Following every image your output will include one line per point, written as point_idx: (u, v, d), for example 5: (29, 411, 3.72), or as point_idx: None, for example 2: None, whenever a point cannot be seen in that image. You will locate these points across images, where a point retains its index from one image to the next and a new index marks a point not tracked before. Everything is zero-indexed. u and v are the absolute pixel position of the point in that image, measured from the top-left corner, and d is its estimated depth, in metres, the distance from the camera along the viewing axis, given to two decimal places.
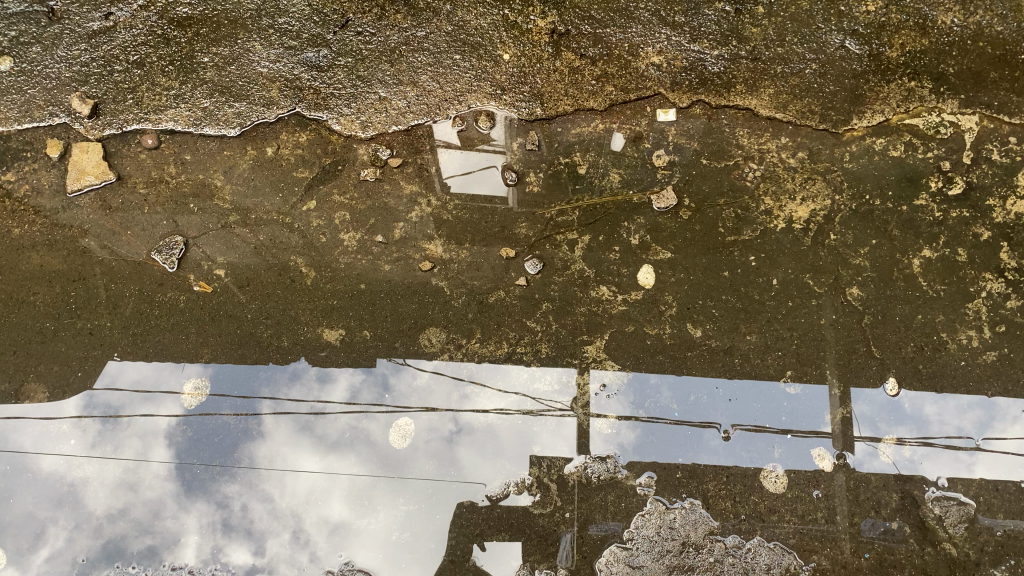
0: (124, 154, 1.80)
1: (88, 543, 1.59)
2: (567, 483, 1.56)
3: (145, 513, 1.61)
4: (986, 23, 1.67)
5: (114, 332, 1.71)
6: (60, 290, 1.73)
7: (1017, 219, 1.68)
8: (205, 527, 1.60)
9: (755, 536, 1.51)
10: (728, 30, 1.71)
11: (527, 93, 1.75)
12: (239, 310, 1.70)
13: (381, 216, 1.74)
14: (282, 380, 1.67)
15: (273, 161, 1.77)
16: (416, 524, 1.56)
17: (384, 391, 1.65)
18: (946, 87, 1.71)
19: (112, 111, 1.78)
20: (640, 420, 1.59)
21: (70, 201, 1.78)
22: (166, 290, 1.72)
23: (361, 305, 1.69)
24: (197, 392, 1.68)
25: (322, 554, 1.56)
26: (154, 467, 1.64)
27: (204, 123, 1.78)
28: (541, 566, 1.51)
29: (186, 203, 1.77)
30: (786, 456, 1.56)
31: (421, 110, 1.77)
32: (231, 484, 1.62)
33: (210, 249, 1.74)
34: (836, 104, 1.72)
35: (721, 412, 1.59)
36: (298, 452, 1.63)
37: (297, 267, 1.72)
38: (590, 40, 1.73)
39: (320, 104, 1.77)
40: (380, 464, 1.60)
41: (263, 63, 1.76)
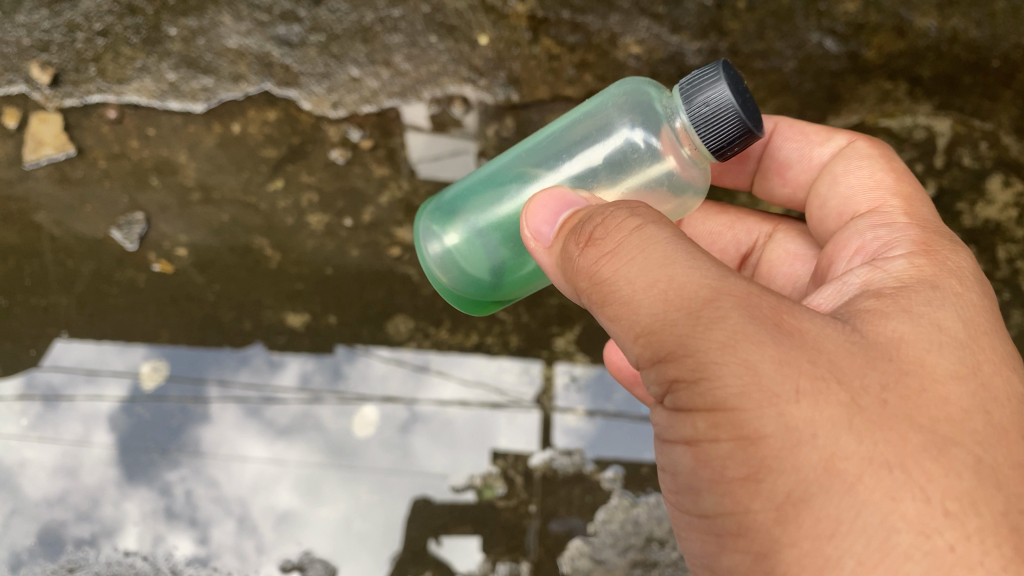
0: (85, 126, 1.71)
1: (29, 529, 1.55)
2: (532, 478, 1.58)
3: (85, 500, 1.56)
4: (962, 29, 1.71)
5: (69, 310, 1.65)
6: (14, 264, 1.66)
7: (986, 224, 1.70)
8: (148, 514, 1.56)
9: (575, 539, 1.54)
10: (709, 23, 1.70)
11: (504, 77, 1.72)
12: (200, 292, 1.65)
13: (350, 199, 1.69)
14: (230, 364, 1.63)
15: (239, 139, 1.71)
16: (375, 515, 1.55)
17: (336, 377, 1.63)
18: (920, 89, 1.74)
19: (73, 81, 1.70)
20: (582, 414, 1.63)
21: (26, 173, 1.70)
22: (124, 269, 1.66)
23: (327, 290, 1.66)
24: (154, 374, 1.63)
25: (269, 544, 1.54)
26: (96, 452, 1.59)
27: (169, 97, 1.71)
28: (504, 559, 1.53)
29: (147, 177, 1.70)
30: (594, 443, 1.61)
31: (394, 91, 1.72)
32: (175, 471, 1.58)
33: (172, 228, 1.68)
34: (813, 102, 1.73)
35: (526, 440, 1.60)
36: (246, 439, 1.60)
37: (261, 249, 1.67)
38: (569, 27, 1.70)
39: (289, 81, 1.70)
40: (332, 452, 1.59)
41: (232, 37, 1.69)
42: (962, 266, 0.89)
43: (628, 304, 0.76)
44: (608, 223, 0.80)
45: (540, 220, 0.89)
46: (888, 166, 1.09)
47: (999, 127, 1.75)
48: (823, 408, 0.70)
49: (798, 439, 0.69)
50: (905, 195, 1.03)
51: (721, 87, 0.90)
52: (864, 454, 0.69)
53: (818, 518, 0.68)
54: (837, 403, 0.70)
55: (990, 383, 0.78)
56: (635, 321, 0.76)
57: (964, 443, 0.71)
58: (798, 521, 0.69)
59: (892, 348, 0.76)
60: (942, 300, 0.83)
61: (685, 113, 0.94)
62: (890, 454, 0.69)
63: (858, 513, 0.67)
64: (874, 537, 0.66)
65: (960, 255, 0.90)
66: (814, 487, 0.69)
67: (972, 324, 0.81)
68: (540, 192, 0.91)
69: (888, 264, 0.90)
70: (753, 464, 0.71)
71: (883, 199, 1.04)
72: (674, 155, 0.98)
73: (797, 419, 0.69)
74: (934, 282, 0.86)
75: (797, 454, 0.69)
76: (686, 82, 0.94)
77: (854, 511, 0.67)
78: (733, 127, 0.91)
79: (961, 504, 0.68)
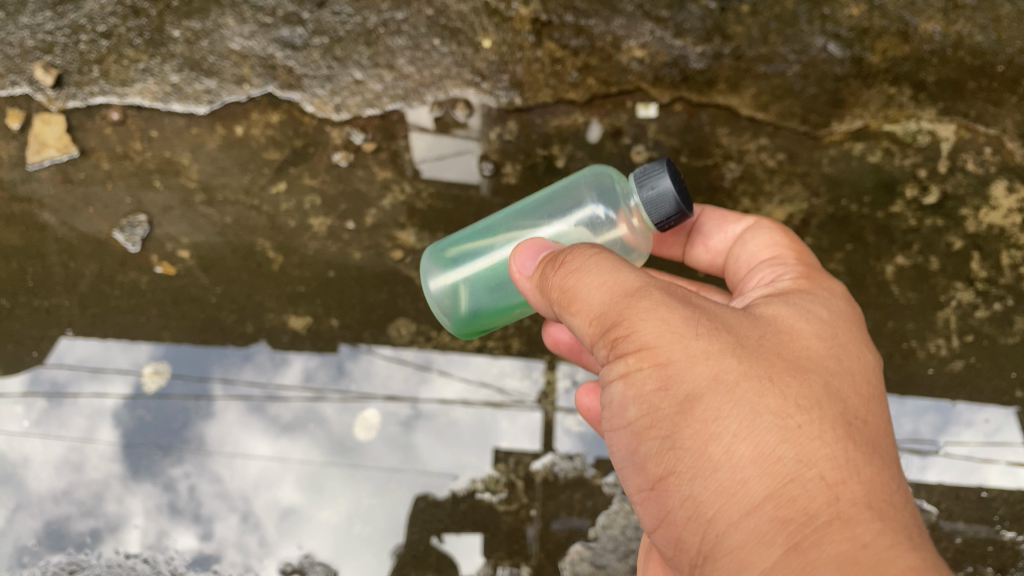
0: (88, 128, 1.71)
1: (33, 524, 1.55)
2: (533, 481, 1.58)
3: (88, 495, 1.56)
4: (966, 32, 1.71)
5: (72, 311, 1.65)
6: (17, 266, 1.66)
7: (989, 230, 1.71)
8: (151, 510, 1.56)
9: (576, 542, 1.55)
10: (712, 27, 1.70)
11: (507, 81, 1.72)
12: (203, 293, 1.65)
13: (353, 202, 1.69)
14: (234, 361, 1.64)
15: (242, 141, 1.71)
16: (377, 513, 1.56)
17: (340, 375, 1.63)
18: (924, 95, 1.73)
19: (77, 83, 1.70)
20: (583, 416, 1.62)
21: (30, 173, 1.71)
22: (127, 271, 1.66)
23: (329, 293, 1.66)
24: (157, 373, 1.63)
25: (272, 540, 1.55)
26: (100, 447, 1.59)
27: (173, 99, 1.71)
28: (504, 563, 1.54)
29: (150, 179, 1.71)
30: (594, 446, 1.61)
31: (397, 94, 1.72)
32: (178, 467, 1.58)
33: (174, 229, 1.68)
34: (817, 106, 1.72)
35: (528, 439, 1.60)
36: (249, 435, 1.60)
37: (264, 251, 1.67)
38: (573, 30, 1.70)
39: (292, 84, 1.70)
40: (335, 449, 1.59)
41: (236, 39, 1.69)
42: (836, 287, 1.08)
43: (582, 283, 0.93)
44: (574, 248, 0.97)
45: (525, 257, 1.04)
46: (779, 230, 1.24)
47: (1003, 133, 1.74)
48: (717, 347, 0.88)
49: (697, 362, 0.87)
50: (797, 248, 1.19)
51: (664, 180, 1.05)
52: (744, 372, 0.87)
53: (708, 420, 0.85)
54: (725, 340, 0.89)
55: (859, 347, 0.97)
56: (591, 306, 0.93)
57: (824, 376, 0.91)
58: (692, 422, 0.86)
59: (773, 325, 0.96)
60: (818, 301, 1.03)
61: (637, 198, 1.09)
62: (765, 373, 0.87)
63: (740, 415, 0.85)
64: (748, 431, 0.84)
65: (834, 283, 1.09)
66: (705, 397, 0.86)
67: (840, 315, 1.01)
68: (526, 240, 1.06)
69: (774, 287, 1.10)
70: (664, 384, 0.88)
71: (779, 251, 1.20)
72: (625, 223, 1.15)
73: (697, 354, 0.87)
74: (809, 291, 1.05)
75: (696, 377, 0.87)
76: (639, 172, 1.09)
77: (735, 413, 0.85)
78: (671, 210, 1.06)
79: (818, 412, 0.86)
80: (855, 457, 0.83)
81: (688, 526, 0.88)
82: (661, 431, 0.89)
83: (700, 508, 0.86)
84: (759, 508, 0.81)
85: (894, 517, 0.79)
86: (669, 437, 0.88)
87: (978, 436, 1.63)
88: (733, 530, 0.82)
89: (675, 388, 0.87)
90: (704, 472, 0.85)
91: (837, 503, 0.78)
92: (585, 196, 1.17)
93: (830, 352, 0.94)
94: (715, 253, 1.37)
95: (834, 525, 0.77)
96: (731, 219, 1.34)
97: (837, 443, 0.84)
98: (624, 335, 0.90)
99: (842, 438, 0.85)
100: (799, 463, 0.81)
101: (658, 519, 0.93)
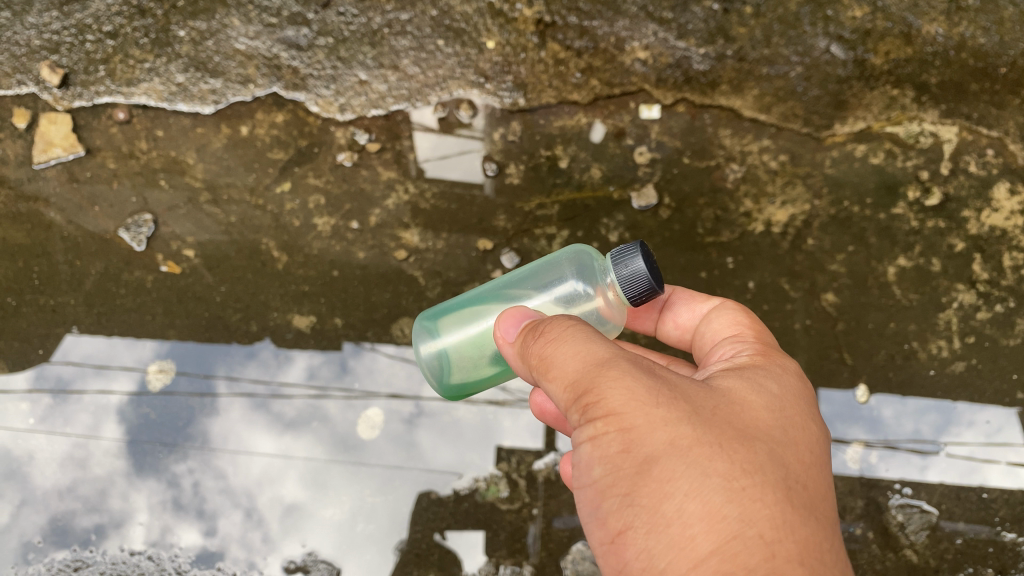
0: (94, 127, 1.72)
1: (38, 520, 1.56)
2: (535, 480, 1.59)
3: (94, 491, 1.58)
4: (969, 35, 1.73)
5: (78, 309, 1.66)
6: (23, 264, 1.67)
7: (991, 231, 1.71)
8: (155, 506, 1.57)
9: (578, 541, 1.56)
10: (715, 29, 1.71)
11: (511, 82, 1.72)
12: (208, 292, 1.66)
13: (357, 202, 1.70)
14: (238, 358, 1.65)
15: (247, 141, 1.72)
16: (380, 512, 1.57)
17: (344, 372, 1.63)
18: (927, 97, 1.73)
19: (83, 82, 1.71)
20: None
21: (36, 173, 1.72)
22: (133, 270, 1.67)
23: (333, 293, 1.67)
24: (162, 371, 1.64)
25: (275, 537, 1.56)
26: (105, 443, 1.60)
27: (178, 98, 1.72)
28: (506, 562, 1.55)
29: (156, 178, 1.72)
30: None
31: (401, 95, 1.72)
32: (183, 463, 1.60)
33: (180, 229, 1.69)
34: (819, 108, 1.73)
35: (531, 438, 1.61)
36: (253, 432, 1.61)
37: (268, 250, 1.68)
38: (577, 32, 1.71)
39: (297, 84, 1.71)
40: (338, 446, 1.60)
41: (241, 39, 1.70)
42: (791, 364, 1.07)
43: (558, 350, 0.93)
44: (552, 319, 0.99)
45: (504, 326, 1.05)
46: (744, 311, 1.21)
47: (1006, 135, 1.74)
48: (675, 412, 0.87)
49: (656, 425, 0.85)
50: (757, 328, 1.16)
51: (637, 260, 1.06)
52: (698, 438, 0.85)
53: (662, 480, 0.83)
54: (684, 407, 0.88)
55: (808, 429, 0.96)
56: (564, 367, 0.92)
57: (773, 444, 0.90)
58: (648, 483, 0.84)
59: (730, 398, 0.94)
60: (772, 376, 1.01)
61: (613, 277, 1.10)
62: (719, 439, 0.86)
63: (691, 475, 0.83)
64: (698, 491, 0.82)
65: (790, 362, 1.07)
66: (662, 458, 0.84)
67: (791, 395, 1.00)
68: (510, 307, 1.06)
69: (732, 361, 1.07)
70: (624, 445, 0.86)
71: (740, 330, 1.17)
72: (602, 295, 1.15)
73: (657, 417, 0.86)
74: (763, 366, 1.04)
75: (655, 439, 0.85)
76: (613, 253, 1.09)
77: (688, 474, 0.83)
78: (644, 291, 1.07)
79: (766, 477, 0.85)
80: (793, 519, 0.82)
81: None
82: (619, 490, 0.86)
83: (653, 562, 0.83)
84: (702, 564, 0.78)
85: None
86: (626, 497, 0.86)
87: (978, 436, 1.64)
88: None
89: (634, 450, 0.85)
90: (656, 530, 0.83)
91: (773, 560, 0.76)
92: (566, 272, 1.19)
93: (780, 423, 0.93)
94: (683, 330, 1.34)
95: None
96: (699, 298, 1.31)
97: (779, 505, 0.82)
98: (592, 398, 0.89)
99: (782, 500, 0.83)
100: (742, 521, 0.79)
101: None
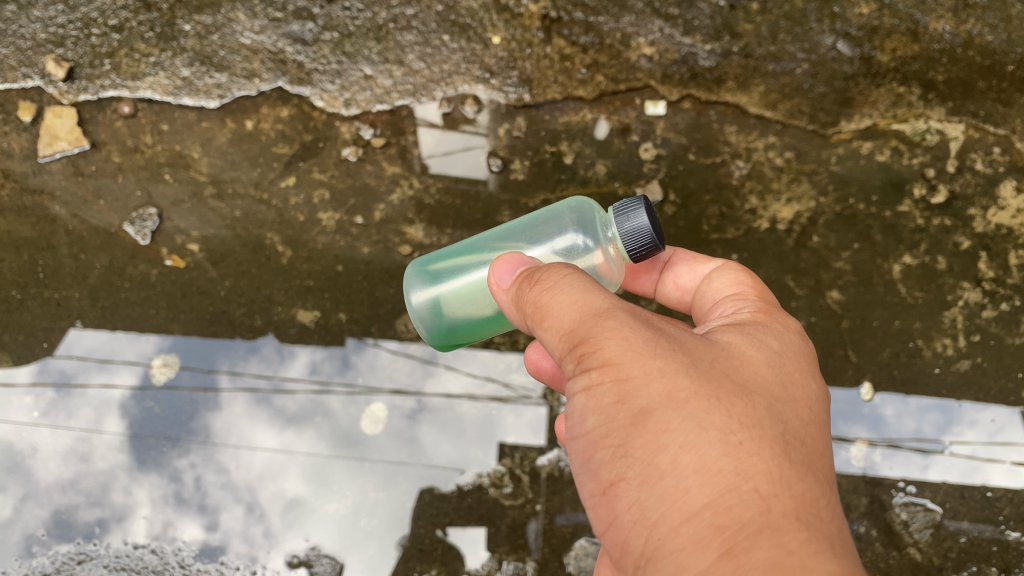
0: (99, 121, 1.72)
1: (41, 513, 1.57)
2: (539, 476, 1.59)
3: (96, 485, 1.58)
4: (977, 32, 1.71)
5: (82, 303, 1.66)
6: (27, 258, 1.67)
7: (997, 229, 1.71)
8: (157, 500, 1.58)
9: (581, 537, 1.56)
10: (721, 26, 1.71)
11: (516, 77, 1.72)
12: (212, 286, 1.66)
13: (361, 197, 1.70)
14: (240, 353, 1.64)
15: (252, 135, 1.72)
16: (381, 507, 1.57)
17: (345, 368, 1.63)
18: (933, 94, 1.73)
19: (88, 76, 1.71)
20: None
21: (41, 166, 1.71)
22: (137, 263, 1.67)
23: (337, 288, 1.67)
24: (165, 366, 1.64)
25: (277, 531, 1.56)
26: (108, 438, 1.60)
27: (183, 93, 1.72)
28: (509, 558, 1.55)
29: (161, 172, 1.71)
30: None
31: (406, 90, 1.72)
32: (185, 458, 1.60)
33: (184, 223, 1.69)
34: (825, 105, 1.72)
35: (534, 435, 1.61)
36: (255, 426, 1.61)
37: (272, 245, 1.68)
38: (582, 27, 1.71)
39: (302, 78, 1.71)
40: (340, 442, 1.60)
41: (247, 34, 1.70)
42: (792, 321, 1.06)
43: (554, 299, 0.92)
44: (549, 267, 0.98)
45: (498, 272, 1.04)
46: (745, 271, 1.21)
47: (1012, 133, 1.74)
48: (673, 365, 0.86)
49: (653, 376, 0.85)
50: (759, 286, 1.16)
51: (640, 216, 1.07)
52: (696, 390, 0.85)
53: (658, 431, 0.83)
54: (682, 360, 0.88)
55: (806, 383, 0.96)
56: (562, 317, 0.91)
57: (770, 400, 0.89)
58: (644, 434, 0.84)
59: (728, 352, 0.94)
60: (772, 333, 1.01)
61: (615, 231, 1.11)
62: (716, 393, 0.86)
63: (688, 428, 0.82)
64: (695, 444, 0.81)
65: (791, 319, 1.07)
66: (659, 409, 0.84)
67: (792, 350, 1.00)
68: (505, 253, 1.06)
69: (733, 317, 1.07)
70: (620, 396, 0.86)
71: (741, 288, 1.17)
72: (602, 250, 1.15)
73: (655, 368, 0.85)
74: (764, 322, 1.04)
75: (654, 391, 0.84)
76: (615, 207, 1.11)
77: (685, 426, 0.82)
78: (645, 246, 1.09)
79: (763, 432, 0.84)
80: (790, 474, 0.82)
81: (634, 531, 0.85)
82: (613, 441, 0.86)
83: (646, 513, 0.83)
84: (697, 516, 0.78)
85: (819, 531, 0.78)
86: (620, 447, 0.86)
87: (981, 435, 1.64)
88: (672, 539, 0.80)
89: (630, 400, 0.85)
90: (651, 482, 0.83)
91: (769, 515, 0.77)
92: (566, 225, 1.17)
93: (778, 379, 0.93)
94: (684, 292, 1.34)
95: (763, 533, 0.75)
96: (701, 260, 1.31)
97: (775, 460, 0.82)
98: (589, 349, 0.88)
99: (779, 455, 0.83)
100: (738, 475, 0.79)
101: (605, 526, 0.91)
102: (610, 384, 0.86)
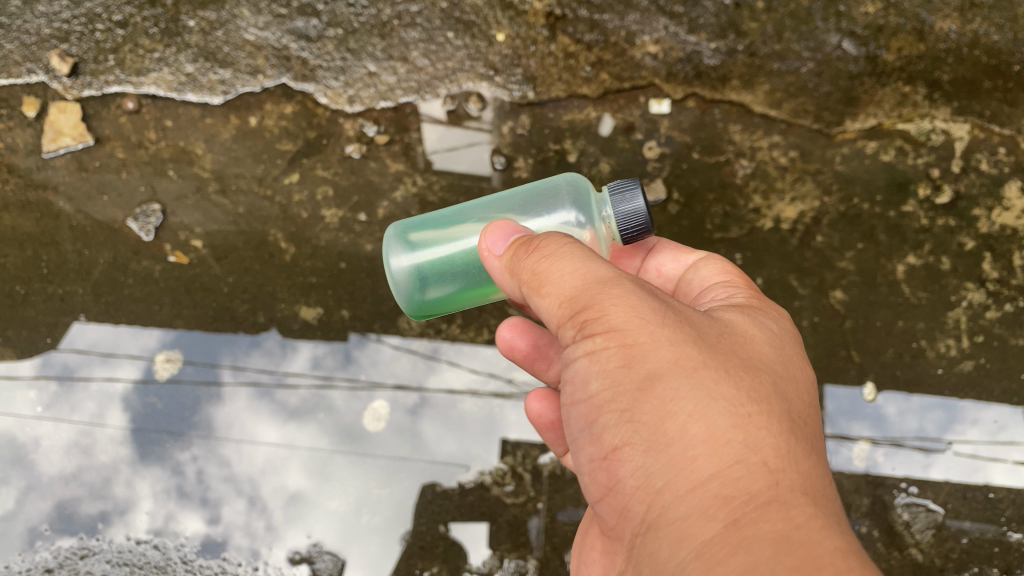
0: (103, 117, 1.72)
1: (44, 506, 1.57)
2: (541, 474, 1.59)
3: (98, 479, 1.58)
4: (983, 32, 1.71)
5: (86, 299, 1.67)
6: (31, 253, 1.67)
7: (1002, 230, 1.71)
8: (159, 494, 1.58)
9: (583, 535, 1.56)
10: (727, 23, 1.70)
11: (520, 75, 1.72)
12: (216, 282, 1.66)
13: (365, 194, 1.70)
14: (243, 347, 1.65)
15: (256, 132, 1.71)
16: (383, 502, 1.58)
17: (347, 362, 1.64)
18: (939, 94, 1.72)
19: (93, 71, 1.71)
20: None
21: (46, 161, 1.71)
22: (141, 259, 1.67)
23: (340, 284, 1.67)
24: (168, 361, 1.64)
25: (278, 524, 1.57)
26: (110, 431, 1.61)
27: (187, 89, 1.71)
28: (511, 555, 1.56)
29: (165, 168, 1.71)
30: None
31: (410, 87, 1.72)
32: (186, 451, 1.60)
33: (188, 218, 1.69)
34: (830, 104, 1.72)
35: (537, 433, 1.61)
36: (257, 420, 1.62)
37: (276, 241, 1.68)
38: (587, 25, 1.71)
39: (306, 75, 1.71)
40: (342, 436, 1.60)
41: (251, 30, 1.70)
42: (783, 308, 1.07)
43: (553, 266, 0.92)
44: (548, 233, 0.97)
45: (491, 238, 1.02)
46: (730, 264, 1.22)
47: (1019, 133, 1.73)
48: (679, 335, 0.87)
49: (660, 344, 0.85)
50: (748, 278, 1.16)
51: (639, 198, 1.09)
52: (702, 361, 0.85)
53: (665, 398, 0.83)
54: (687, 331, 0.88)
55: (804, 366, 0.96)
56: (564, 284, 0.90)
57: (772, 376, 0.90)
58: (651, 400, 0.83)
59: (729, 329, 0.94)
60: (768, 318, 1.01)
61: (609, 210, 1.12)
62: (722, 366, 0.86)
63: (696, 397, 0.82)
64: (703, 414, 0.82)
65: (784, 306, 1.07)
66: (665, 376, 0.83)
67: (787, 334, 1.00)
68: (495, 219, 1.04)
69: (727, 300, 1.07)
70: (624, 362, 0.85)
71: (732, 277, 1.17)
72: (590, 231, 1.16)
73: (661, 337, 0.86)
74: (760, 308, 1.04)
75: (661, 357, 0.84)
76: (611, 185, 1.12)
77: (693, 396, 0.83)
78: (637, 229, 1.09)
79: (768, 408, 0.85)
80: (794, 450, 0.82)
81: (636, 497, 0.85)
82: (617, 406, 0.86)
83: (651, 480, 0.83)
84: (703, 487, 0.79)
85: (825, 507, 0.79)
86: (625, 412, 0.85)
87: (983, 434, 1.64)
88: (676, 507, 0.80)
89: (635, 366, 0.85)
90: (656, 448, 0.83)
91: (776, 489, 0.77)
92: (563, 201, 1.17)
93: (780, 359, 0.94)
94: (666, 281, 1.33)
95: (769, 507, 0.75)
96: (687, 250, 1.32)
97: (780, 435, 0.83)
98: (596, 314, 0.87)
99: (784, 431, 0.84)
100: (746, 449, 0.80)
101: (605, 490, 0.91)
102: (616, 350, 0.86)
